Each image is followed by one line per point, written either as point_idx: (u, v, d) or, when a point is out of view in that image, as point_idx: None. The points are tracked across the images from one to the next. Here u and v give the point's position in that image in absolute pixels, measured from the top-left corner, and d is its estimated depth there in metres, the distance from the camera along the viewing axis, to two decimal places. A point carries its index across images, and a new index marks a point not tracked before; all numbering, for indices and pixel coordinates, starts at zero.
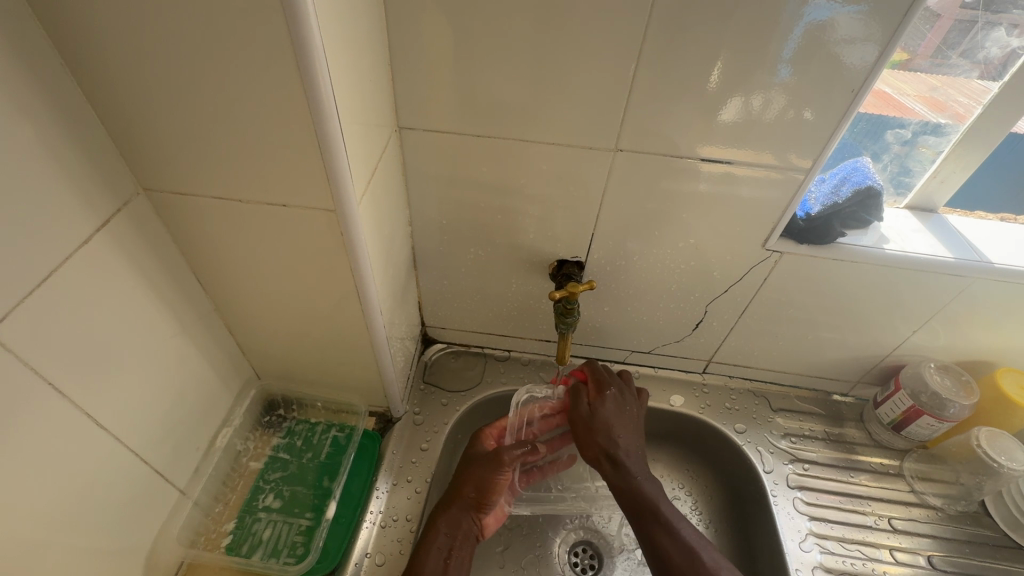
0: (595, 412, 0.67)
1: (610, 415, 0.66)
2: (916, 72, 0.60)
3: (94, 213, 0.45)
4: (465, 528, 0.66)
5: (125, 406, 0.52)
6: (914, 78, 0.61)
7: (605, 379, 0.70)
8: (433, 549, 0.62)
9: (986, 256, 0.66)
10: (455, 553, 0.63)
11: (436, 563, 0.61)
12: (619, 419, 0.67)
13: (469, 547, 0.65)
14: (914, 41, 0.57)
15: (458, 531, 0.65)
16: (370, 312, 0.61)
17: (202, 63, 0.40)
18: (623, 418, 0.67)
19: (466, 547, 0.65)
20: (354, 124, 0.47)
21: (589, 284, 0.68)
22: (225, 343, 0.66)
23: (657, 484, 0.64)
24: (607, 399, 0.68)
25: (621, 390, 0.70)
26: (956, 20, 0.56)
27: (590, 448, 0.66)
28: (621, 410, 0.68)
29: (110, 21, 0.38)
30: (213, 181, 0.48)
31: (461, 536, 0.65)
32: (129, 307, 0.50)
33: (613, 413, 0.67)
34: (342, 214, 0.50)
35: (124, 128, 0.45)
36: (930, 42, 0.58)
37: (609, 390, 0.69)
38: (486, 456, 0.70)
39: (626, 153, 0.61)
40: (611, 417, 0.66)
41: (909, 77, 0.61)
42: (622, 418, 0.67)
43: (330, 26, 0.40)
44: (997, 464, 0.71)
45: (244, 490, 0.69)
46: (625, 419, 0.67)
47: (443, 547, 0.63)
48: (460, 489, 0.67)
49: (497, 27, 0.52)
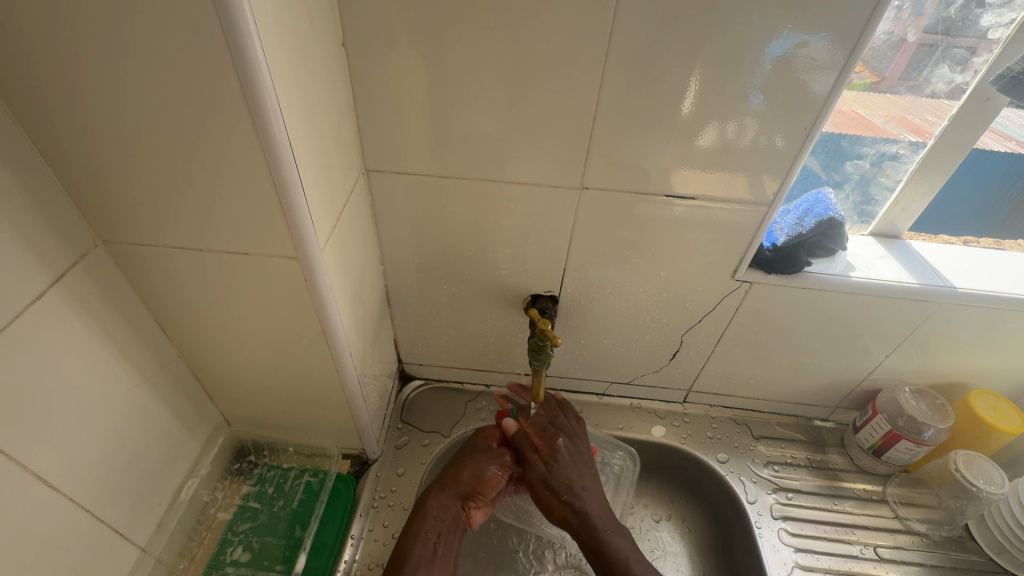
0: (550, 465, 0.67)
1: (566, 466, 0.67)
2: (883, 94, 0.62)
3: (48, 270, 0.44)
4: (453, 513, 0.66)
5: (80, 464, 0.50)
6: (881, 100, 0.62)
7: (554, 429, 0.71)
8: (421, 534, 0.62)
9: (949, 280, 0.67)
10: (443, 535, 0.64)
11: (425, 548, 0.62)
12: (572, 473, 0.67)
13: (457, 535, 0.65)
14: (881, 64, 0.60)
15: (447, 515, 0.65)
16: (339, 356, 0.60)
17: (160, 119, 0.40)
18: (579, 468, 0.68)
19: (453, 533, 0.65)
20: (314, 169, 0.47)
21: (558, 341, 0.63)
22: (192, 390, 0.65)
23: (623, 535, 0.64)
24: (558, 451, 0.69)
25: (570, 437, 0.71)
26: (919, 44, 0.58)
27: (555, 512, 0.66)
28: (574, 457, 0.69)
29: (61, 79, 0.38)
30: (172, 232, 0.48)
31: (445, 522, 0.64)
32: (85, 362, 0.49)
33: (568, 462, 0.68)
34: (306, 261, 0.49)
35: (81, 182, 0.44)
36: (896, 65, 0.60)
37: (561, 441, 0.70)
38: (486, 449, 0.72)
39: (592, 191, 0.62)
40: (568, 470, 0.67)
41: (877, 98, 0.62)
42: (580, 468, 0.68)
43: (285, 76, 0.41)
44: (976, 487, 0.71)
45: (211, 544, 0.67)
46: (582, 472, 0.68)
47: (431, 531, 0.63)
48: (456, 475, 0.68)
49: (465, 70, 0.54)
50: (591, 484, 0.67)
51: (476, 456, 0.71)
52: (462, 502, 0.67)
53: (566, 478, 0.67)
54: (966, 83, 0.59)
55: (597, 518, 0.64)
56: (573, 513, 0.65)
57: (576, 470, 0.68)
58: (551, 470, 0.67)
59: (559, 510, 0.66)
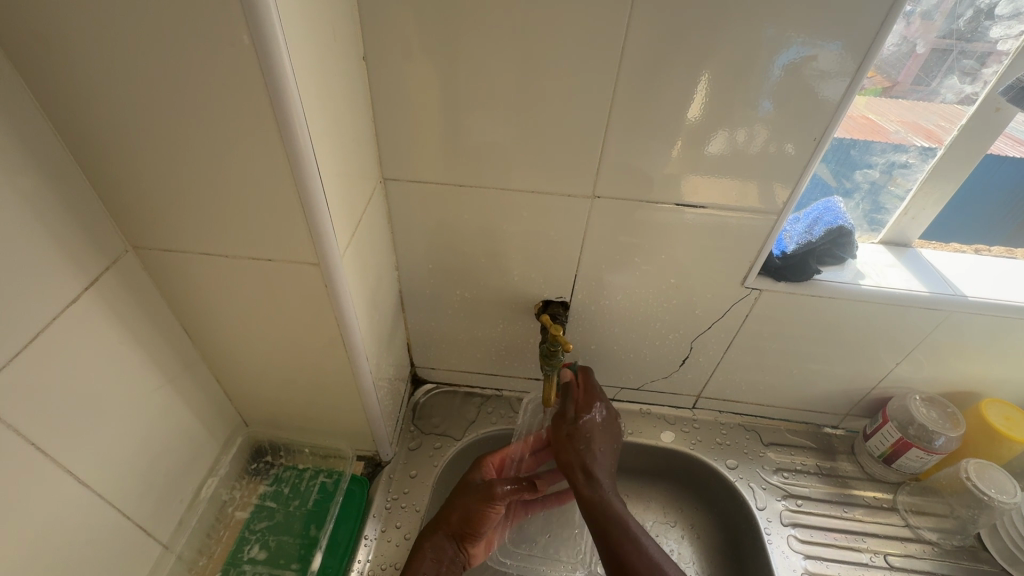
0: (580, 419, 0.73)
1: (592, 425, 0.73)
2: (894, 100, 0.62)
3: (82, 273, 0.46)
4: (450, 553, 0.67)
5: (108, 461, 0.52)
6: (892, 105, 0.63)
7: (598, 394, 0.76)
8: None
9: (960, 289, 0.67)
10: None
11: None
12: (595, 435, 0.72)
13: (453, 575, 0.67)
14: (893, 70, 0.60)
15: (444, 557, 0.66)
16: (355, 359, 0.61)
17: (191, 130, 0.42)
18: (603, 432, 0.74)
19: (450, 573, 0.66)
20: (335, 178, 0.49)
21: (568, 345, 0.63)
22: (212, 390, 0.66)
23: (623, 502, 0.68)
24: (593, 412, 0.74)
25: (609, 408, 0.76)
26: (932, 50, 0.59)
27: (565, 457, 0.71)
28: (606, 429, 0.74)
29: (100, 94, 0.40)
30: (198, 238, 0.50)
31: (445, 565, 0.66)
32: (115, 363, 0.51)
33: (597, 425, 0.73)
34: (326, 266, 0.51)
35: (115, 190, 0.47)
36: (909, 71, 0.60)
37: (599, 404, 0.75)
38: (478, 485, 0.71)
39: (604, 199, 0.63)
40: (593, 428, 0.73)
41: (890, 104, 0.63)
42: (602, 435, 0.73)
43: (310, 90, 0.43)
44: (987, 496, 0.71)
45: (229, 541, 0.68)
46: (602, 443, 0.73)
47: (429, 573, 0.64)
48: (448, 517, 0.68)
49: (480, 80, 0.55)
50: (606, 454, 0.72)
51: (467, 493, 0.70)
52: (458, 543, 0.69)
53: (587, 437, 0.72)
54: (975, 93, 0.60)
55: (603, 480, 0.69)
56: (585, 465, 0.70)
57: (597, 437, 0.73)
58: (580, 421, 0.73)
59: (570, 457, 0.71)
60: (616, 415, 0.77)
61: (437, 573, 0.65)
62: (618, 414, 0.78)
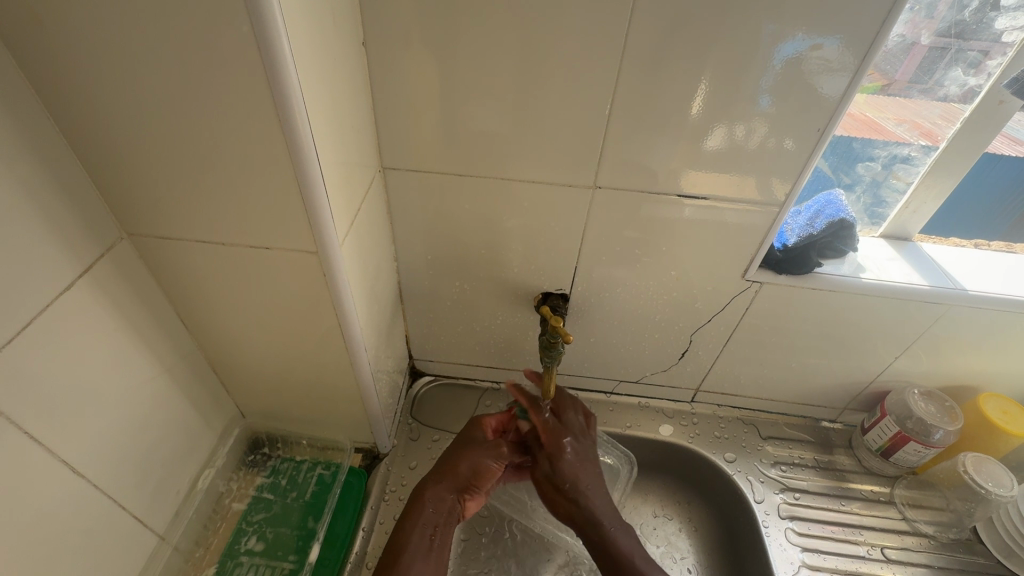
0: (557, 467, 0.69)
1: (571, 468, 0.68)
2: (892, 98, 0.62)
3: (77, 261, 0.46)
4: (449, 505, 0.66)
5: (103, 452, 0.51)
6: (889, 102, 0.63)
7: (559, 429, 0.72)
8: (420, 526, 0.63)
9: (960, 283, 0.67)
10: (438, 529, 0.64)
11: (421, 540, 0.62)
12: (582, 469, 0.69)
13: (451, 528, 0.65)
14: (890, 67, 0.60)
15: (443, 508, 0.65)
16: (353, 350, 0.61)
17: (188, 116, 0.41)
18: (586, 468, 0.69)
19: (449, 523, 0.65)
20: (335, 167, 0.48)
21: (568, 337, 0.63)
22: (209, 382, 0.66)
23: (628, 532, 0.65)
24: (566, 452, 0.70)
25: (577, 436, 0.72)
26: (929, 47, 0.58)
27: (561, 508, 0.69)
28: (582, 458, 0.70)
29: (94, 77, 0.40)
30: (196, 226, 0.49)
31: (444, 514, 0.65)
32: (111, 353, 0.50)
33: (574, 466, 0.69)
34: (324, 256, 0.50)
35: (108, 176, 0.46)
36: (907, 68, 0.60)
37: (567, 440, 0.71)
38: (485, 443, 0.72)
39: (605, 190, 0.63)
40: (575, 469, 0.69)
41: (886, 101, 0.63)
42: (585, 467, 0.69)
43: (310, 78, 0.42)
44: (984, 490, 0.71)
45: (226, 533, 0.68)
46: (587, 473, 0.69)
47: (428, 523, 0.63)
48: (453, 468, 0.68)
49: (481, 69, 0.54)
50: (597, 483, 0.69)
51: (474, 449, 0.70)
52: (459, 496, 0.67)
53: (573, 474, 0.68)
54: (978, 86, 0.59)
55: (597, 507, 0.67)
56: (580, 510, 0.67)
57: (581, 468, 0.69)
58: (555, 468, 0.69)
59: (563, 507, 0.68)
60: (586, 428, 0.73)
61: (436, 520, 0.64)
62: (589, 428, 0.74)
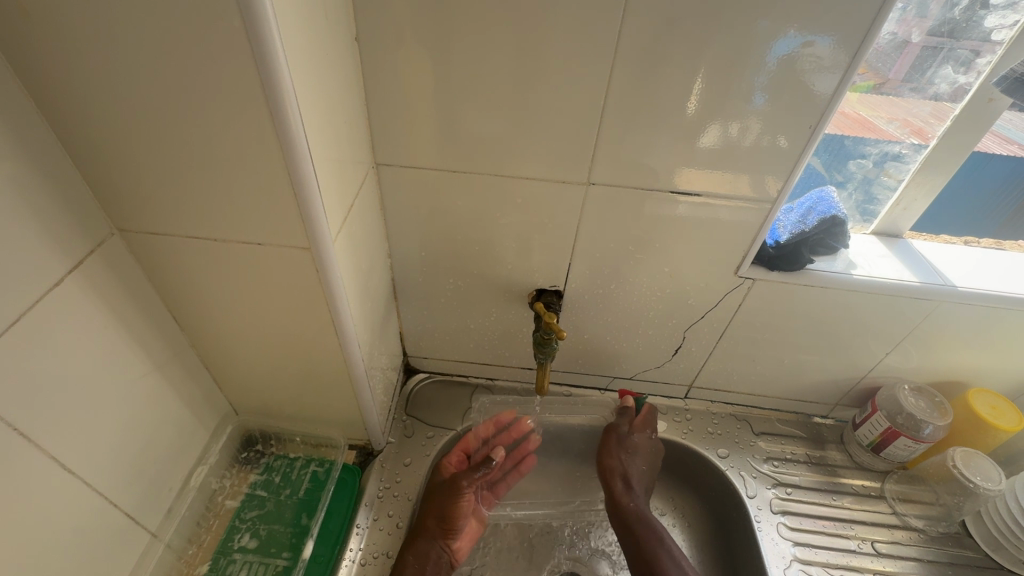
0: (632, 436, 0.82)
1: (642, 446, 0.81)
2: (885, 96, 0.63)
3: (66, 256, 0.45)
4: (434, 555, 0.69)
5: (94, 450, 0.51)
6: (883, 102, 0.63)
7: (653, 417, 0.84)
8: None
9: (950, 280, 0.68)
10: None
11: None
12: (643, 456, 0.81)
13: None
14: (884, 66, 0.61)
15: (427, 560, 0.68)
16: (347, 346, 0.61)
17: (179, 110, 0.41)
18: (649, 457, 0.81)
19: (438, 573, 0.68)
20: (328, 162, 0.48)
21: (561, 334, 0.64)
22: (202, 379, 0.66)
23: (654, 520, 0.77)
24: (645, 434, 0.82)
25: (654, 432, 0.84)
26: (922, 46, 0.59)
27: (607, 460, 0.81)
28: (653, 450, 0.82)
29: (82, 70, 0.39)
30: (188, 222, 0.49)
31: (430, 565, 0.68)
32: (102, 349, 0.50)
33: (643, 447, 0.81)
34: (317, 252, 0.50)
35: (98, 170, 0.45)
36: (900, 67, 0.61)
37: (650, 429, 0.83)
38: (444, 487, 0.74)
39: (599, 186, 0.63)
40: (641, 447, 0.81)
41: (880, 100, 0.63)
42: (646, 456, 0.81)
43: (302, 73, 0.42)
44: (973, 484, 0.72)
45: (220, 530, 0.68)
46: (643, 463, 0.81)
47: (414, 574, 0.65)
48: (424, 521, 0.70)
49: (475, 65, 0.54)
50: (646, 474, 0.81)
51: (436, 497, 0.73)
52: (441, 543, 0.70)
53: (638, 451, 0.81)
54: (968, 84, 0.60)
55: (639, 495, 0.79)
56: (624, 475, 0.79)
57: (645, 457, 0.81)
58: (632, 436, 0.82)
59: (612, 464, 0.80)
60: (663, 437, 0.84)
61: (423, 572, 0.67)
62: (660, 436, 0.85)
